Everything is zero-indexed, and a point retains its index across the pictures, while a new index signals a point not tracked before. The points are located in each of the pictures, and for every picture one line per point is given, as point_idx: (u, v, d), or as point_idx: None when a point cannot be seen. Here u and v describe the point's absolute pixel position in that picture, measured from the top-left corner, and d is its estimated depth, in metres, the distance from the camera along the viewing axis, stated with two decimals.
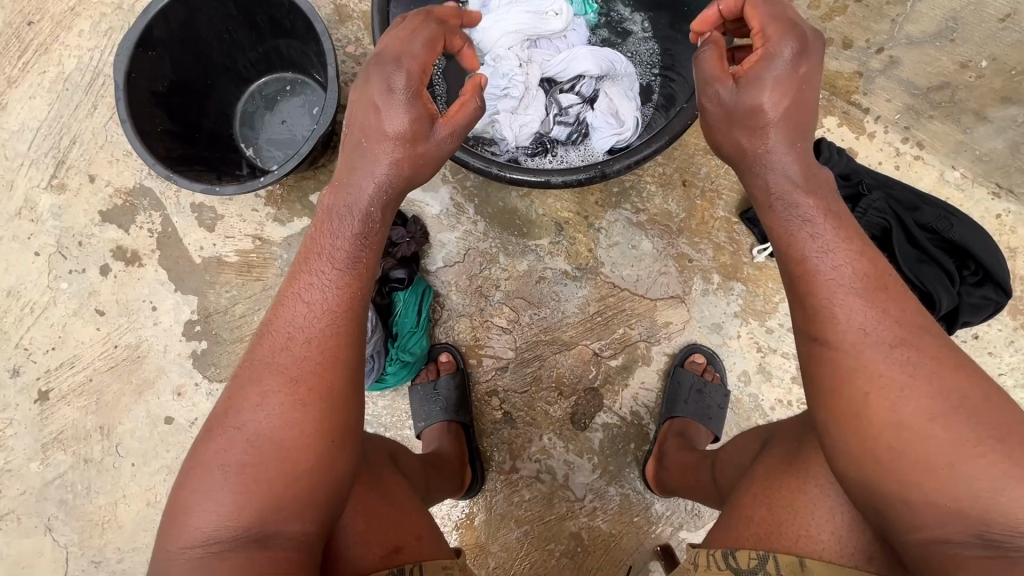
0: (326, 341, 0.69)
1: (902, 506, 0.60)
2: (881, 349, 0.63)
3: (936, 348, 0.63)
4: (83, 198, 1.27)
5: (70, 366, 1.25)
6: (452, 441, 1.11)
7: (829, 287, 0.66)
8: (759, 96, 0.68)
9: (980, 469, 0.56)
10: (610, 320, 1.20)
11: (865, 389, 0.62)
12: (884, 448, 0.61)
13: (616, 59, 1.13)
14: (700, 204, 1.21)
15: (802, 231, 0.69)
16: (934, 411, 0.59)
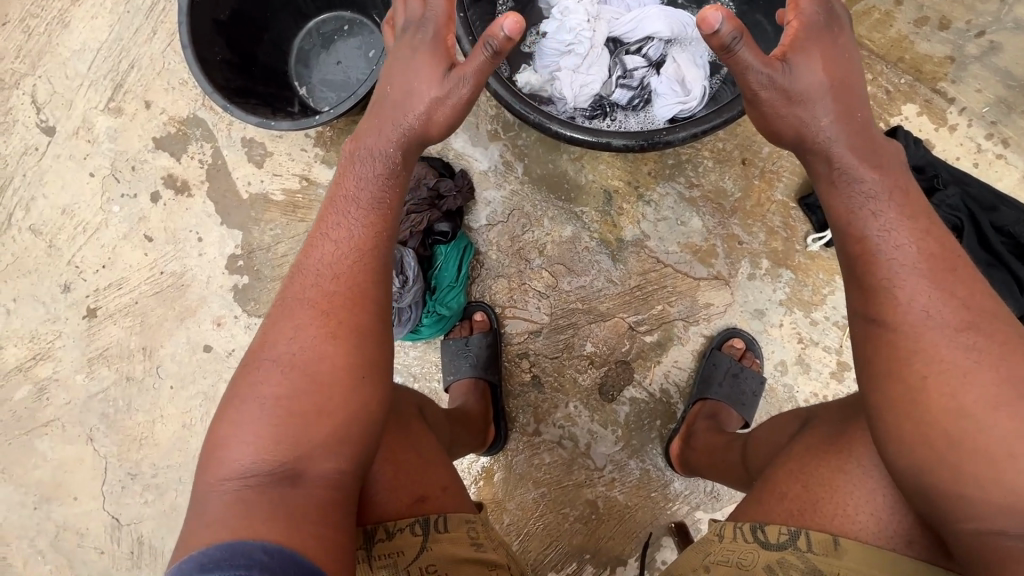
0: (355, 276, 0.72)
1: (953, 492, 0.58)
2: (945, 333, 0.62)
3: (1003, 334, 0.61)
4: (138, 124, 1.28)
5: (118, 287, 1.29)
6: (479, 399, 1.11)
7: (890, 267, 0.65)
8: (813, 75, 0.71)
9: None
10: (650, 295, 1.18)
11: (923, 375, 0.61)
12: (940, 434, 0.59)
13: (690, 23, 1.07)
14: (758, 184, 1.16)
15: (863, 211, 0.68)
16: (997, 399, 0.58)
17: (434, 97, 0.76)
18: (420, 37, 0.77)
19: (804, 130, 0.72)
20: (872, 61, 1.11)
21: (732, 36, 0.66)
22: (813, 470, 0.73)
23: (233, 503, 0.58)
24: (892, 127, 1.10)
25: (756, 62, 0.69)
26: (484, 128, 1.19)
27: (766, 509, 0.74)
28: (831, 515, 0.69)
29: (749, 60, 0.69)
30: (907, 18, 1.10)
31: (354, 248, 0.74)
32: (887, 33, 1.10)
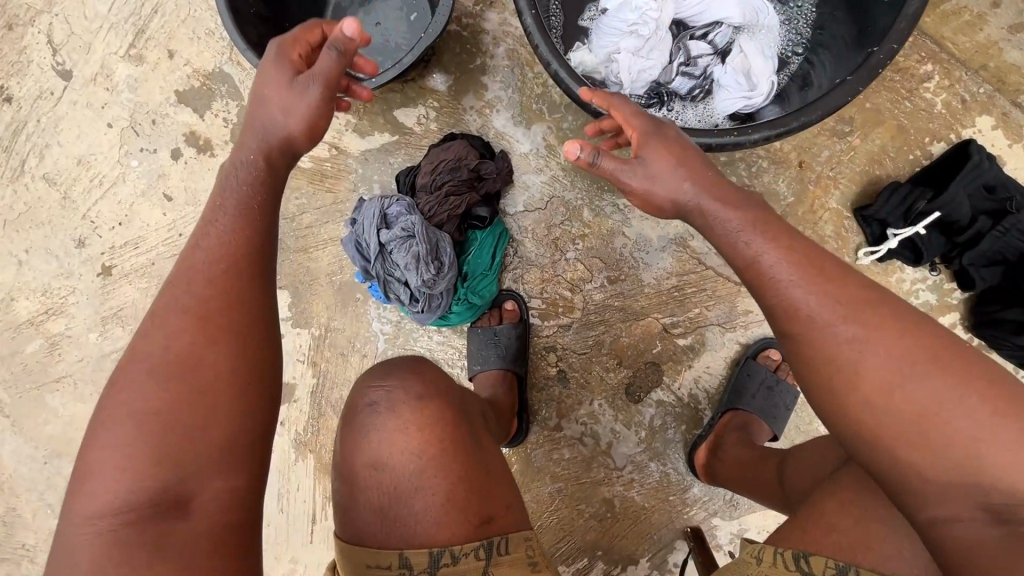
0: (218, 284, 0.62)
1: (905, 484, 0.56)
2: (851, 331, 0.57)
3: (888, 310, 0.58)
4: (160, 74, 1.21)
5: (134, 247, 1.25)
6: (506, 392, 1.08)
7: (779, 283, 0.60)
8: (660, 161, 0.67)
9: (977, 434, 0.52)
10: (687, 297, 1.13)
11: (849, 378, 0.57)
12: (894, 434, 0.55)
13: (762, 10, 0.99)
14: (813, 189, 1.10)
15: (752, 253, 0.62)
16: (924, 377, 0.54)
17: (297, 120, 0.68)
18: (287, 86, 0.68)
19: (678, 213, 0.69)
20: (950, 65, 1.05)
21: (594, 155, 0.66)
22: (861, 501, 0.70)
23: (107, 548, 0.54)
24: (962, 140, 1.03)
25: (616, 165, 0.67)
26: (529, 107, 1.13)
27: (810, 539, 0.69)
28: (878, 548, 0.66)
29: (609, 165, 0.67)
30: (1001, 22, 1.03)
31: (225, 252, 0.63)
32: (975, 37, 1.04)
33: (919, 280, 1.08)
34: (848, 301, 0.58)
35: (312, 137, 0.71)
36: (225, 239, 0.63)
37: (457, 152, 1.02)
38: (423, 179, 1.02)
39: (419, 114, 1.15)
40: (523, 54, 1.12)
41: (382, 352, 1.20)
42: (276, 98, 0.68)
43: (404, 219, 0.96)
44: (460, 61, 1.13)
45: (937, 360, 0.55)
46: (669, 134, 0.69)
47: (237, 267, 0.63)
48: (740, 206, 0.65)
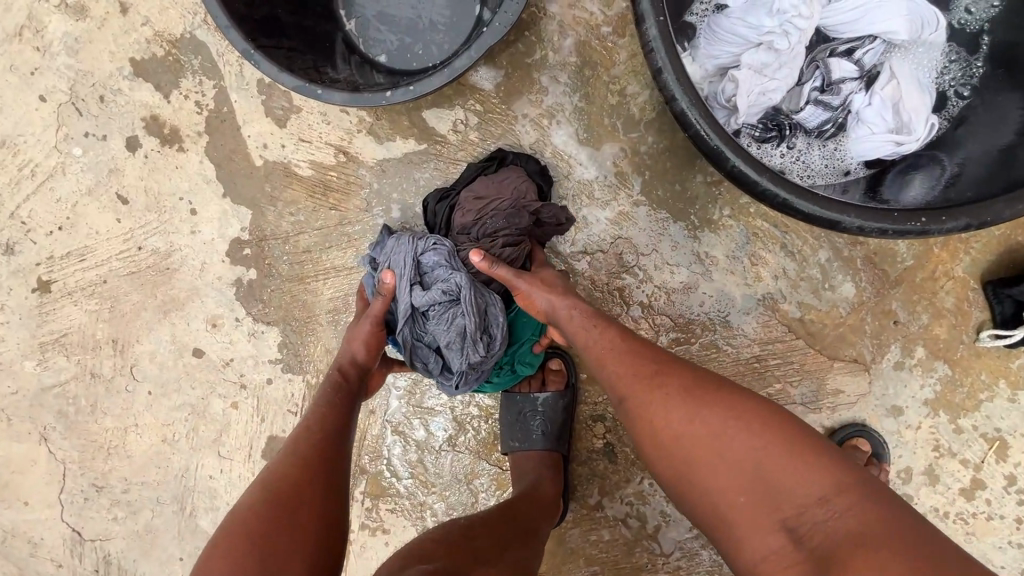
0: (319, 444, 0.64)
1: (711, 514, 0.58)
2: (643, 385, 0.63)
3: (677, 366, 0.65)
4: (109, 35, 0.91)
5: (79, 259, 0.98)
6: (553, 476, 0.89)
7: (590, 347, 0.68)
8: (546, 272, 0.75)
9: (753, 452, 0.57)
10: (769, 369, 0.94)
11: (652, 424, 0.62)
12: (697, 477, 0.59)
13: (931, 24, 0.75)
14: (938, 252, 0.90)
15: (591, 337, 0.68)
16: (705, 418, 0.59)
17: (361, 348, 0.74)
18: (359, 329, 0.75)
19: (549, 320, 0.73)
20: None
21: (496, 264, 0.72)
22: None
23: None
24: None
25: (509, 272, 0.73)
26: (598, 121, 0.88)
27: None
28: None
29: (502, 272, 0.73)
30: None
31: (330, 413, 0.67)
32: None
33: None
34: (639, 358, 0.65)
35: (374, 351, 0.75)
36: (330, 404, 0.68)
37: (512, 189, 0.81)
38: (464, 220, 0.81)
39: (455, 118, 0.89)
40: (597, 49, 0.86)
41: (394, 409, 0.99)
42: (353, 327, 0.76)
43: (449, 278, 0.75)
44: (513, 53, 0.87)
45: (709, 392, 0.61)
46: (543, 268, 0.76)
47: (335, 433, 0.66)
48: (583, 303, 0.71)
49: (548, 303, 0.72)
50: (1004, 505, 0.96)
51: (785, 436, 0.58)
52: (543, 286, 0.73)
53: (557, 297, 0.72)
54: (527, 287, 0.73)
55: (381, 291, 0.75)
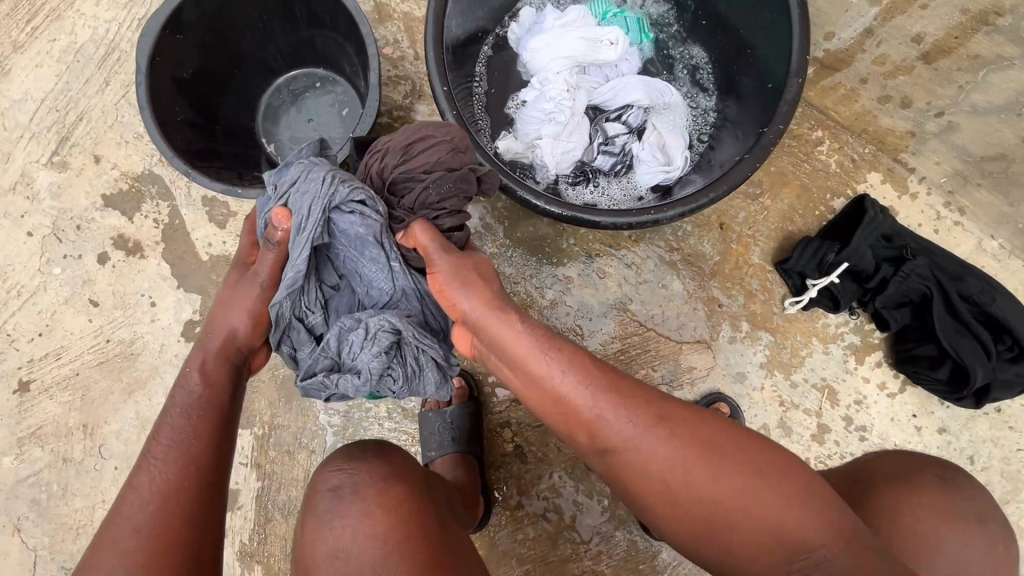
0: (163, 500, 0.62)
1: (720, 554, 0.64)
2: (644, 434, 0.65)
3: (669, 409, 0.67)
4: (85, 180, 1.19)
5: (56, 358, 1.17)
6: (466, 472, 1.06)
7: (575, 392, 0.67)
8: (481, 268, 0.76)
9: (760, 504, 0.61)
10: (633, 359, 1.16)
11: (656, 477, 0.65)
12: (707, 521, 0.63)
13: (668, 91, 1.08)
14: (736, 247, 1.16)
15: (568, 377, 0.68)
16: (710, 467, 0.63)
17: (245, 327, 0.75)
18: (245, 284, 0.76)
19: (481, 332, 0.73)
20: (836, 131, 1.11)
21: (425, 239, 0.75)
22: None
23: None
24: (859, 195, 1.10)
25: (434, 251, 0.74)
26: None
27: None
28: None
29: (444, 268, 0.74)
30: (869, 95, 1.05)
31: (180, 451, 0.65)
32: (852, 107, 1.08)
33: (841, 323, 1.15)
34: (631, 405, 0.66)
35: (256, 329, 0.77)
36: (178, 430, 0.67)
37: (443, 133, 0.79)
38: (387, 163, 0.79)
39: None
40: None
41: (331, 445, 1.15)
42: (236, 293, 0.76)
43: (381, 321, 0.76)
44: None
45: (709, 439, 0.65)
46: (478, 270, 0.75)
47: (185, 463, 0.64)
48: (529, 323, 0.71)
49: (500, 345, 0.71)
50: (849, 443, 1.15)
51: (785, 475, 0.63)
52: (466, 283, 0.73)
53: (489, 316, 0.71)
54: (451, 281, 0.73)
55: (277, 234, 0.75)
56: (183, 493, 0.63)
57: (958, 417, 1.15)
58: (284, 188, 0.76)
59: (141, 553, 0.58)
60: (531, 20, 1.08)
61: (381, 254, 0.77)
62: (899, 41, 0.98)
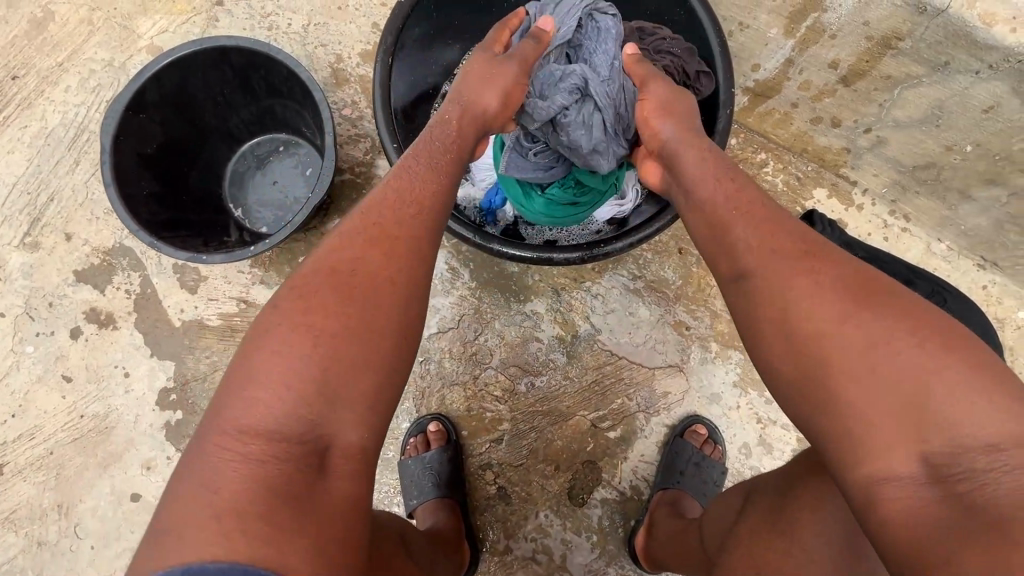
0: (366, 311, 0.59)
1: (835, 421, 0.51)
2: (787, 266, 0.59)
3: (836, 260, 0.59)
4: (57, 257, 1.21)
5: (29, 439, 1.16)
6: (448, 517, 1.06)
7: (725, 213, 0.67)
8: (668, 91, 0.84)
9: (915, 368, 0.49)
10: (608, 389, 1.17)
11: (782, 307, 0.57)
12: (823, 374, 0.53)
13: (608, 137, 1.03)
14: (697, 271, 1.19)
15: (710, 194, 0.70)
16: (868, 318, 0.52)
17: (505, 86, 0.82)
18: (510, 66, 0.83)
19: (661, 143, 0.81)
20: (779, 152, 1.15)
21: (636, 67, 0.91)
22: (761, 551, 0.73)
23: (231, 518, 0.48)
24: (808, 211, 1.13)
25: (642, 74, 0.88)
26: None
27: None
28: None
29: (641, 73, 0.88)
30: (802, 118, 1.10)
31: (418, 199, 0.69)
32: (789, 129, 1.13)
33: None
34: (781, 239, 0.62)
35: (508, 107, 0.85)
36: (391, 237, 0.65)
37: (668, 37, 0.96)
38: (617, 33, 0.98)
39: None
40: None
41: None
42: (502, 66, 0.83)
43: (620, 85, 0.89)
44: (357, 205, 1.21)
45: (873, 296, 0.54)
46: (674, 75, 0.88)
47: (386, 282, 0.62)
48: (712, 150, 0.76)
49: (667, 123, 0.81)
50: None
51: (964, 355, 0.49)
52: (666, 102, 0.83)
53: (679, 133, 0.79)
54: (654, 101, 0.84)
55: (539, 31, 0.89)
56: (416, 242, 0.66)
57: None
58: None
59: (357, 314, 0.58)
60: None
61: (615, 49, 0.90)
62: (817, 69, 1.00)
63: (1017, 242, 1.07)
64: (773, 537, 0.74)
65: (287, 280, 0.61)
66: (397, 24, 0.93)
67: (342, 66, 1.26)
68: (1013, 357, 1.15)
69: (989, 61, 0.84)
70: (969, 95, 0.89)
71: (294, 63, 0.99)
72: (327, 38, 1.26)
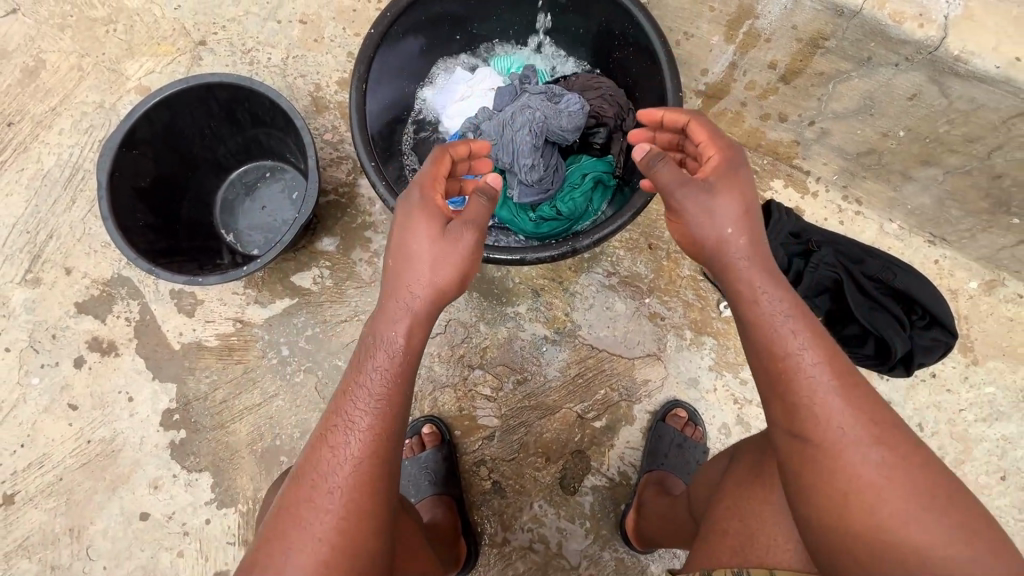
0: (342, 522, 0.65)
1: None
2: (861, 448, 0.62)
3: (903, 437, 0.63)
4: (58, 291, 1.27)
5: (39, 467, 1.21)
6: (446, 512, 1.12)
7: (809, 381, 0.65)
8: (727, 201, 0.73)
9: (968, 570, 0.56)
10: (592, 381, 1.23)
11: (845, 490, 0.62)
12: (878, 553, 0.59)
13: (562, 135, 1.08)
14: (667, 263, 1.26)
15: (791, 349, 0.66)
16: (932, 516, 0.59)
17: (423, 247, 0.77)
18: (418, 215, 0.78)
19: (713, 257, 0.74)
20: None
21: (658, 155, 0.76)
22: (747, 504, 0.81)
23: None
24: (765, 201, 1.21)
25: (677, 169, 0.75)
26: None
27: (716, 551, 0.79)
28: (766, 546, 0.76)
29: (670, 179, 0.75)
30: (752, 116, 1.18)
31: (387, 396, 0.71)
32: (742, 127, 1.21)
33: None
34: (859, 411, 0.64)
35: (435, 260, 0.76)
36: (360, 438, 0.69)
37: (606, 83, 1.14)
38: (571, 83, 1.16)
39: (313, 274, 1.26)
40: None
41: None
42: (408, 220, 0.78)
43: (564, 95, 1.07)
44: (343, 223, 1.28)
45: (940, 489, 0.60)
46: (714, 155, 0.78)
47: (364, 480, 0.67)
48: (778, 291, 0.70)
49: (716, 235, 0.73)
50: None
51: (1003, 553, 0.57)
52: (719, 214, 0.73)
53: (739, 263, 0.72)
54: (696, 206, 0.73)
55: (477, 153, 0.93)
56: (348, 503, 0.66)
57: (900, 388, 1.20)
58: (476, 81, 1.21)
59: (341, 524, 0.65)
60: (445, 84, 1.23)
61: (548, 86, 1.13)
62: (759, 70, 1.08)
63: (960, 217, 1.15)
64: (760, 489, 0.81)
65: (273, 504, 0.69)
66: (368, 54, 1.00)
67: (321, 94, 1.33)
68: (967, 325, 1.22)
69: (904, 54, 0.91)
70: (893, 85, 0.97)
71: (275, 95, 1.07)
72: (306, 69, 1.34)
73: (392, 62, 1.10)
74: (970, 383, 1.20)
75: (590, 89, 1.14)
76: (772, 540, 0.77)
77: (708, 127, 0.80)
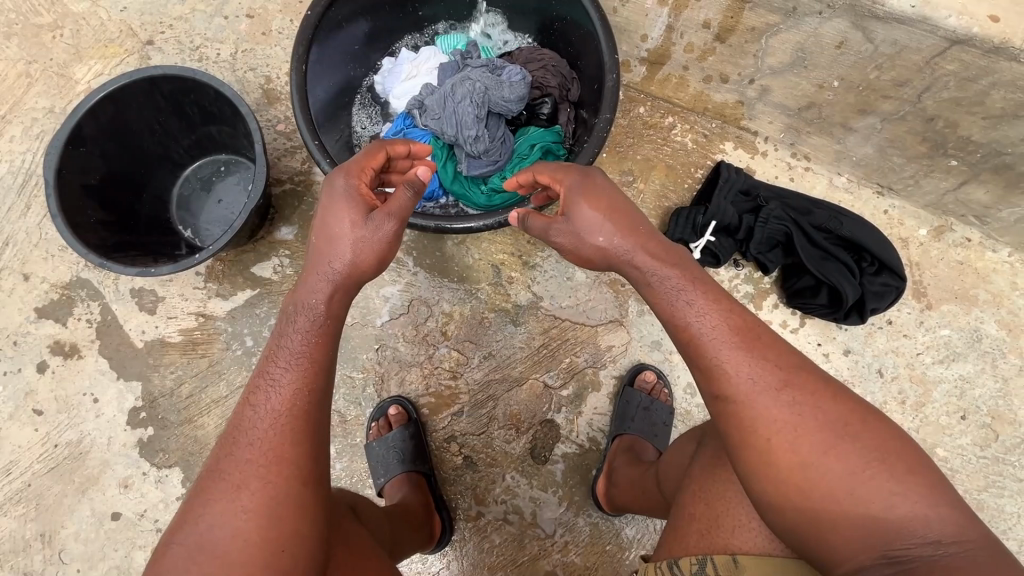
0: (263, 473, 0.67)
1: (821, 537, 0.63)
2: (770, 395, 0.67)
3: (813, 382, 0.68)
4: (17, 297, 1.26)
5: (6, 474, 1.20)
6: (415, 491, 1.12)
7: (713, 345, 0.70)
8: (589, 212, 0.77)
9: (876, 491, 0.61)
10: (557, 350, 1.24)
11: (766, 437, 0.66)
12: (798, 493, 0.64)
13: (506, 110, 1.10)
14: None
15: (688, 321, 0.72)
16: (842, 450, 0.63)
17: (343, 225, 0.78)
18: (337, 194, 0.80)
19: (603, 257, 0.78)
20: (683, 114, 1.25)
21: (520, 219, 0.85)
22: (710, 487, 0.80)
23: None
24: (715, 163, 1.23)
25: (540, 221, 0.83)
26: None
27: (683, 538, 0.79)
28: (731, 528, 0.76)
29: (539, 226, 0.83)
30: (695, 78, 1.20)
31: (308, 352, 0.74)
32: (687, 92, 1.23)
33: (733, 277, 1.22)
34: (765, 368, 0.68)
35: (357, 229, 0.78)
36: (284, 393, 0.72)
37: (550, 56, 1.15)
38: (516, 58, 1.17)
39: (274, 264, 1.26)
40: None
41: None
42: (325, 203, 0.80)
43: (507, 70, 1.09)
44: (300, 212, 1.28)
45: (848, 424, 0.65)
46: (562, 186, 0.81)
47: (283, 434, 0.69)
48: (668, 276, 0.74)
49: (598, 244, 0.77)
50: None
51: (912, 468, 0.62)
52: (608, 211, 0.77)
53: (632, 250, 0.76)
54: (569, 240, 0.80)
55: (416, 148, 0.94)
56: (270, 455, 0.68)
57: (858, 337, 1.22)
58: (420, 60, 1.21)
59: (261, 474, 0.67)
60: (391, 67, 1.23)
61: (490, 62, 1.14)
62: (695, 30, 1.11)
63: (902, 164, 1.17)
64: (722, 471, 0.81)
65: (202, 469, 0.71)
66: (307, 36, 1.00)
67: (272, 86, 1.34)
68: (919, 272, 1.24)
69: (826, 2, 0.95)
70: (820, 34, 1.01)
71: (218, 84, 1.07)
72: (256, 62, 1.35)
73: (335, 44, 1.10)
74: (925, 327, 1.22)
75: (534, 61, 1.15)
76: (737, 521, 0.76)
77: (550, 167, 0.84)
